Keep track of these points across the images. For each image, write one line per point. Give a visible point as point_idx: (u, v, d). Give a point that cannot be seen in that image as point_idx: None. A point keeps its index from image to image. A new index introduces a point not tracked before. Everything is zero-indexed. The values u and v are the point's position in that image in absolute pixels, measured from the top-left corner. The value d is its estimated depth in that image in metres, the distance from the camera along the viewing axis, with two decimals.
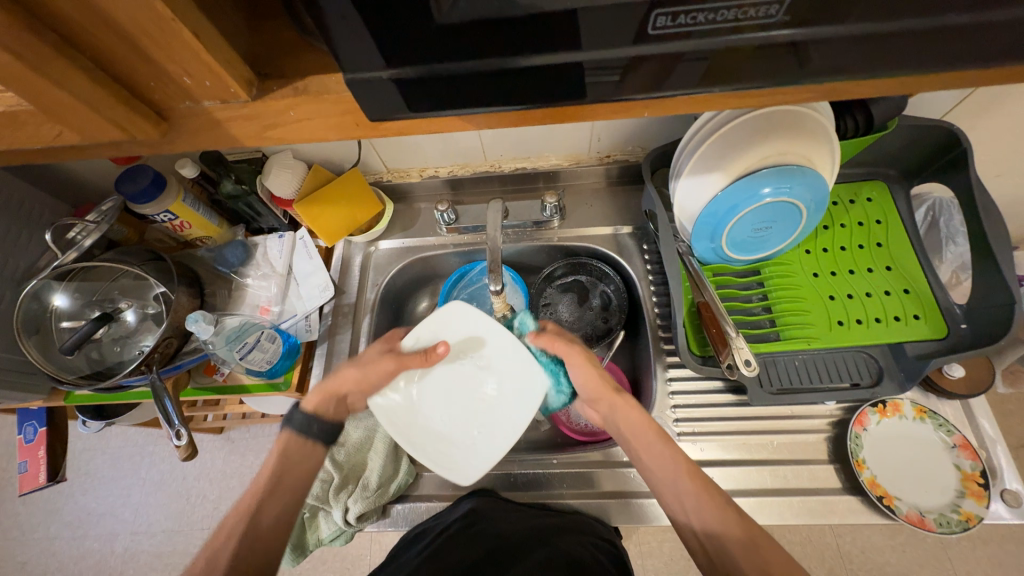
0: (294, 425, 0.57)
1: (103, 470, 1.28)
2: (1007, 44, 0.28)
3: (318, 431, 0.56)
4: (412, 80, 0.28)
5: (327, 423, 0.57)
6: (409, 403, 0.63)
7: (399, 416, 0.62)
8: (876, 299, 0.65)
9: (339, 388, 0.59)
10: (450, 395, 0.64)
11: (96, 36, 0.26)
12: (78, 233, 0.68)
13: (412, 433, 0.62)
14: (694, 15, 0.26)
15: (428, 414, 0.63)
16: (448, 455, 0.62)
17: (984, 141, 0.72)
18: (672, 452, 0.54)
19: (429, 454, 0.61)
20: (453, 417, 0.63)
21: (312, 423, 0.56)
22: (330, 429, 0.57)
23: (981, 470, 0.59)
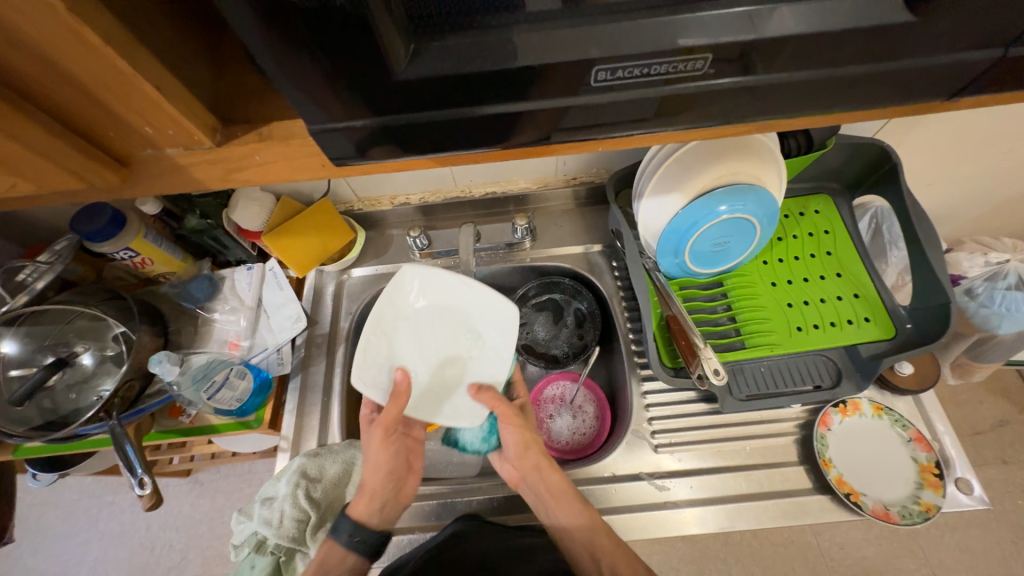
0: (341, 539, 0.59)
1: (57, 526, 1.18)
2: (913, 85, 0.31)
3: (360, 542, 0.58)
4: (373, 127, 0.29)
5: (370, 534, 0.59)
6: (394, 303, 0.64)
7: (389, 299, 0.64)
8: (829, 304, 0.69)
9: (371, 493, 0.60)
10: (428, 335, 0.65)
11: (54, 91, 0.26)
12: (28, 276, 0.65)
13: (387, 317, 0.64)
14: (634, 69, 0.28)
15: (406, 319, 0.65)
16: (371, 355, 0.62)
17: (914, 155, 0.79)
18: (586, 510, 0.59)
19: (379, 333, 0.63)
20: (415, 356, 0.64)
21: (355, 535, 0.58)
22: (372, 537, 0.59)
23: (936, 461, 0.63)
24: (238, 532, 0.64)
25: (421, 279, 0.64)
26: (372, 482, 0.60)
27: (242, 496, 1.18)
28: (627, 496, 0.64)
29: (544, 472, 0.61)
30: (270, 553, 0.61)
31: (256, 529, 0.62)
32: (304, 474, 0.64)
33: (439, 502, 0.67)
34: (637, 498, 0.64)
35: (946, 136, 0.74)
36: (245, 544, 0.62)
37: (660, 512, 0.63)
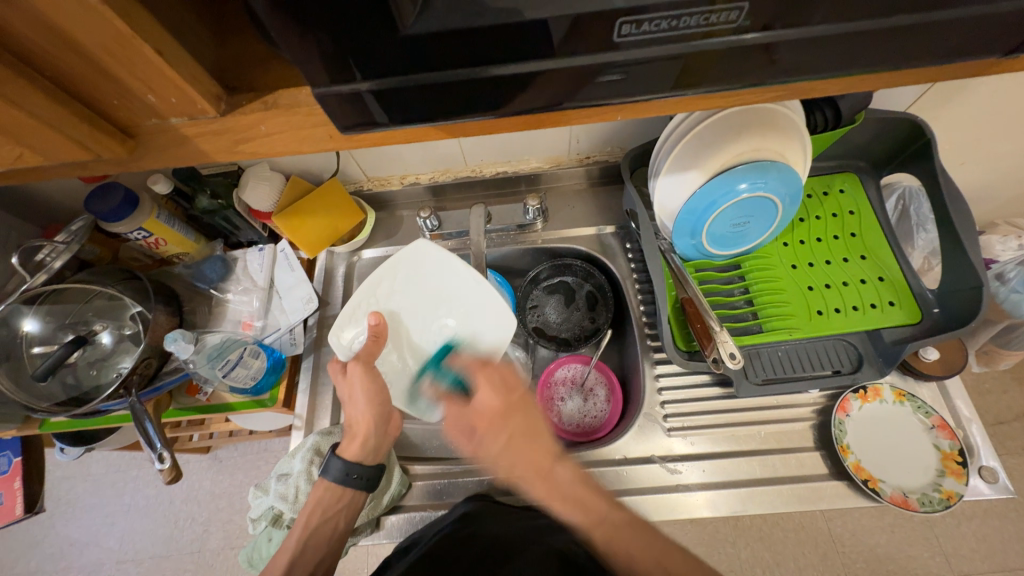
0: (331, 476, 0.58)
1: (85, 498, 1.23)
2: (958, 41, 0.29)
3: (358, 479, 0.58)
4: (384, 91, 0.28)
5: (365, 470, 0.59)
6: (392, 274, 0.64)
7: (388, 269, 0.64)
8: (852, 287, 0.67)
9: (360, 431, 0.59)
10: (416, 320, 0.64)
11: (54, 57, 0.25)
12: (47, 256, 0.66)
13: (382, 285, 0.64)
14: (661, 21, 0.26)
15: (402, 295, 0.64)
16: (351, 316, 0.63)
17: (948, 130, 0.74)
18: (607, 507, 0.51)
19: (365, 299, 0.63)
20: (399, 335, 0.64)
21: (349, 472, 0.58)
22: (369, 473, 0.59)
23: (959, 449, 0.61)
24: (255, 506, 0.65)
25: (429, 261, 0.64)
26: (359, 420, 0.59)
27: (259, 473, 1.21)
28: (638, 478, 0.64)
29: (545, 475, 0.53)
30: (286, 527, 0.63)
31: (272, 503, 0.64)
32: (318, 451, 0.65)
33: (451, 481, 0.68)
34: (644, 481, 0.64)
35: (984, 109, 0.70)
36: (262, 518, 0.64)
37: (672, 496, 0.63)
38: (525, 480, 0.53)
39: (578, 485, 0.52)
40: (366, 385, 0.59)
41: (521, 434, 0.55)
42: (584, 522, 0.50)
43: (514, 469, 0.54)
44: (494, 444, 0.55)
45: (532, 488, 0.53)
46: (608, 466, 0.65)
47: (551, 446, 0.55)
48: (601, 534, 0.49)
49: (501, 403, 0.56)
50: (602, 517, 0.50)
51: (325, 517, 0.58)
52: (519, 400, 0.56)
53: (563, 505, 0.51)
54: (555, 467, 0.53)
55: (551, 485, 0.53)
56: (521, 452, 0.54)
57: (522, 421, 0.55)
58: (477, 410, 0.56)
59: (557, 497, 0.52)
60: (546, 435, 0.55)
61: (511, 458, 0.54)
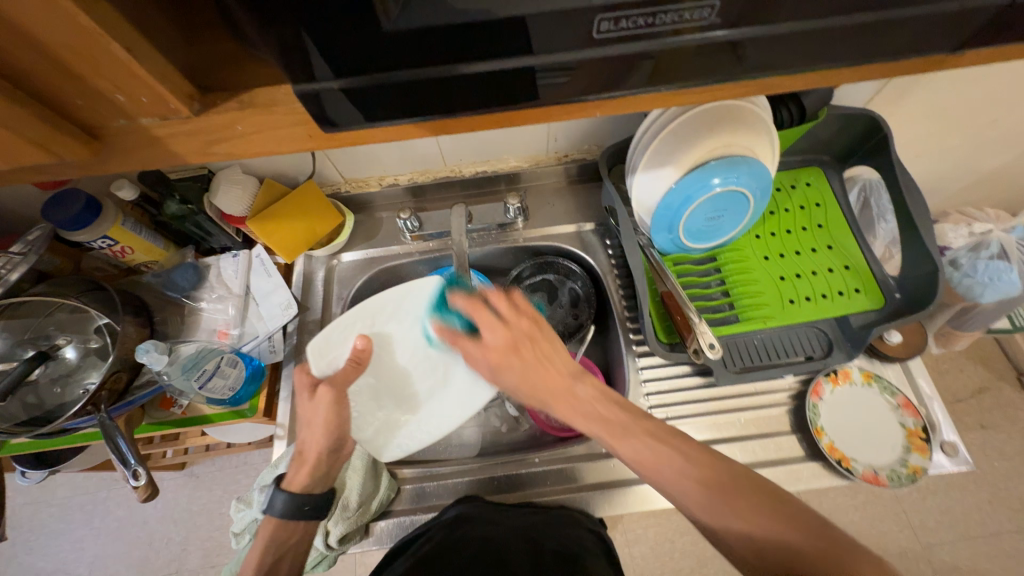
0: (278, 511, 0.55)
1: (50, 524, 1.17)
2: (911, 39, 0.30)
3: (311, 510, 0.56)
4: (367, 87, 0.28)
5: (318, 500, 0.57)
6: (396, 297, 0.61)
7: (390, 292, 0.61)
8: (821, 276, 0.70)
9: (311, 460, 0.56)
10: (403, 352, 0.63)
11: (11, 54, 0.24)
12: (1, 267, 0.62)
13: (381, 310, 0.61)
14: (639, 18, 0.27)
15: (400, 324, 0.62)
16: (330, 335, 0.57)
17: (903, 125, 0.79)
18: (629, 418, 0.53)
19: (359, 317, 0.60)
20: (383, 359, 0.62)
21: (301, 505, 0.56)
22: (321, 502, 0.57)
23: (923, 425, 0.65)
24: (237, 520, 0.64)
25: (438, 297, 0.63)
26: (312, 451, 0.56)
27: (239, 487, 1.17)
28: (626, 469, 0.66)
29: (570, 396, 0.55)
30: None
31: (256, 515, 0.62)
32: None
33: (438, 483, 0.67)
34: (627, 471, 0.66)
35: (935, 105, 0.74)
36: (245, 532, 0.62)
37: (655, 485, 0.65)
38: (548, 402, 0.56)
39: (597, 403, 0.54)
40: (331, 415, 0.56)
41: (535, 363, 0.56)
42: (607, 435, 0.52)
43: (534, 392, 0.56)
44: (508, 374, 0.57)
45: (553, 407, 0.56)
46: (593, 459, 0.66)
47: (570, 366, 0.56)
48: (625, 444, 0.51)
49: (507, 335, 0.56)
50: (624, 430, 0.52)
51: (278, 555, 0.55)
52: (525, 333, 0.56)
53: (584, 421, 0.54)
54: (576, 386, 0.55)
55: (571, 403, 0.55)
56: (539, 376, 0.55)
57: (531, 352, 0.56)
58: (485, 347, 0.57)
59: (579, 414, 0.54)
60: (561, 357, 0.57)
61: (529, 384, 0.56)
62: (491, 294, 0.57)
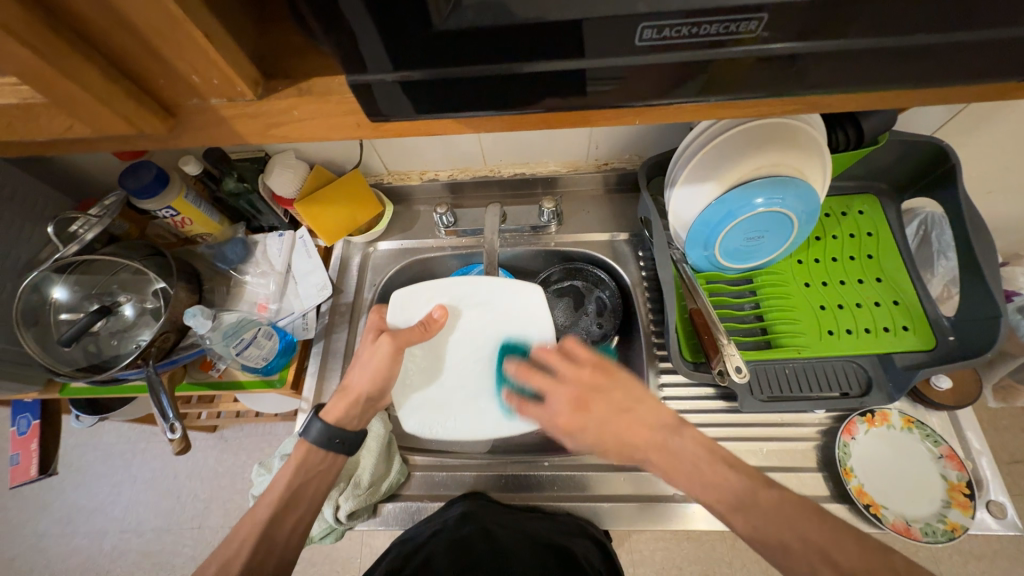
0: (313, 438, 0.58)
1: (94, 467, 1.27)
2: (983, 63, 0.29)
3: (340, 444, 0.59)
4: (415, 80, 0.30)
5: (347, 436, 0.59)
6: (488, 290, 0.67)
7: (485, 284, 0.68)
8: (866, 309, 0.66)
9: (354, 398, 0.60)
10: (468, 339, 0.66)
11: (108, 34, 0.27)
12: (79, 227, 0.68)
13: (468, 296, 0.67)
14: (680, 28, 0.27)
15: (478, 316, 0.67)
16: (416, 295, 0.66)
17: (974, 158, 0.74)
18: (746, 485, 0.49)
19: (444, 292, 0.67)
20: (447, 336, 0.66)
21: (331, 437, 0.58)
22: (351, 439, 0.60)
23: (967, 481, 0.60)
24: (258, 483, 0.67)
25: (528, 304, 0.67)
26: (357, 389, 0.60)
27: (262, 455, 1.24)
28: (636, 485, 0.65)
29: (674, 452, 0.52)
30: None
31: None
32: None
33: (449, 474, 0.68)
34: (639, 489, 0.64)
35: (1013, 138, 0.69)
36: None
37: (665, 505, 0.63)
38: (643, 457, 0.53)
39: (704, 463, 0.51)
40: (386, 364, 0.59)
41: (605, 414, 0.55)
42: (722, 508, 0.49)
43: (615, 448, 0.54)
44: (583, 438, 0.55)
45: (649, 462, 0.53)
46: (609, 471, 0.66)
47: (666, 419, 0.54)
48: (753, 517, 0.47)
49: (570, 391, 0.56)
50: (743, 503, 0.48)
51: (306, 478, 0.58)
52: (591, 381, 0.56)
53: (696, 486, 0.50)
54: (671, 440, 0.53)
55: (671, 459, 0.52)
56: (624, 431, 0.54)
57: (601, 405, 0.55)
58: (552, 412, 0.57)
59: (684, 474, 0.51)
60: (642, 407, 0.55)
61: (607, 438, 0.54)
62: (544, 353, 0.60)
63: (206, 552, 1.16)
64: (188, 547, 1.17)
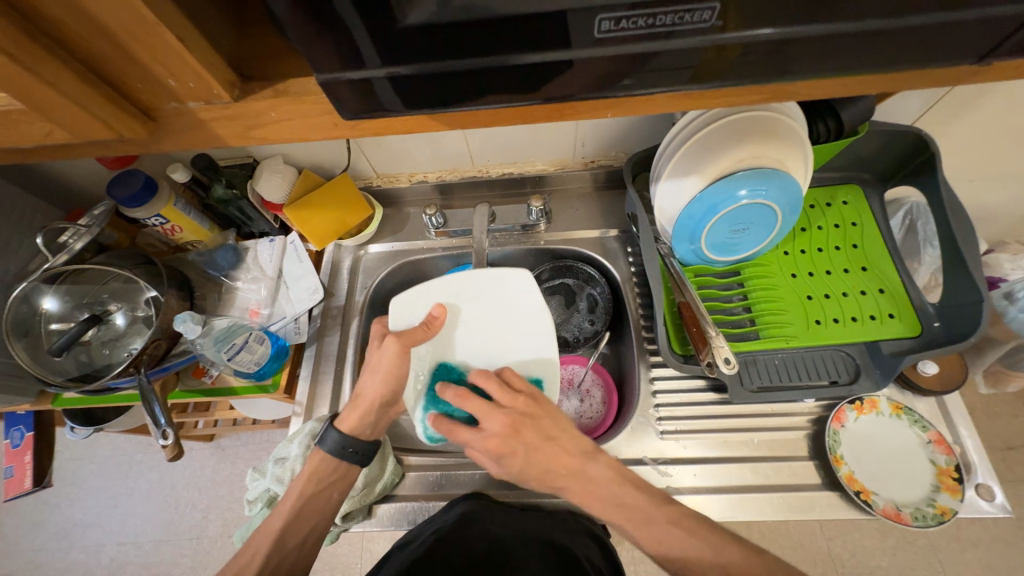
0: (328, 447, 0.59)
1: (90, 480, 1.26)
2: (944, 46, 0.29)
3: (353, 453, 0.59)
4: (388, 78, 0.30)
5: (361, 445, 0.60)
6: (483, 283, 0.67)
7: (477, 279, 0.67)
8: (852, 298, 0.67)
9: (366, 404, 0.60)
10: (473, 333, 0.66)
11: (84, 39, 0.27)
12: (68, 238, 0.68)
13: (465, 291, 0.67)
14: (638, 19, 0.28)
15: (476, 309, 0.66)
16: (415, 297, 0.66)
17: (955, 146, 0.75)
18: (653, 506, 0.51)
19: (440, 290, 0.66)
20: (451, 332, 0.65)
21: (346, 446, 0.59)
22: (365, 448, 0.60)
23: (956, 464, 0.60)
24: (252, 488, 0.67)
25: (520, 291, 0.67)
26: (370, 395, 0.59)
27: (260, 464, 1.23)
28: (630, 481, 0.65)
29: (589, 479, 0.53)
30: None
31: (268, 486, 0.65)
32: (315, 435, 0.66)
33: (444, 473, 0.69)
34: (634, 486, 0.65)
35: (991, 125, 0.70)
36: (258, 500, 0.65)
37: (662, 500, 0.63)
38: (559, 483, 0.54)
39: (616, 486, 0.53)
40: (395, 366, 0.59)
41: (536, 442, 0.54)
42: (627, 523, 0.51)
43: (537, 475, 0.54)
44: (511, 462, 0.55)
45: (567, 488, 0.54)
46: None
47: (583, 444, 0.55)
48: (647, 533, 0.50)
49: (507, 417, 0.55)
50: (648, 519, 0.51)
51: (319, 487, 0.59)
52: (523, 412, 0.56)
53: (605, 507, 0.52)
54: (590, 466, 0.54)
55: (586, 484, 0.53)
56: (547, 460, 0.54)
57: (533, 432, 0.54)
58: (483, 435, 0.55)
59: (595, 497, 0.53)
60: (565, 435, 0.55)
61: (534, 465, 0.54)
62: (481, 377, 0.57)
63: (205, 562, 1.15)
64: (187, 557, 1.16)
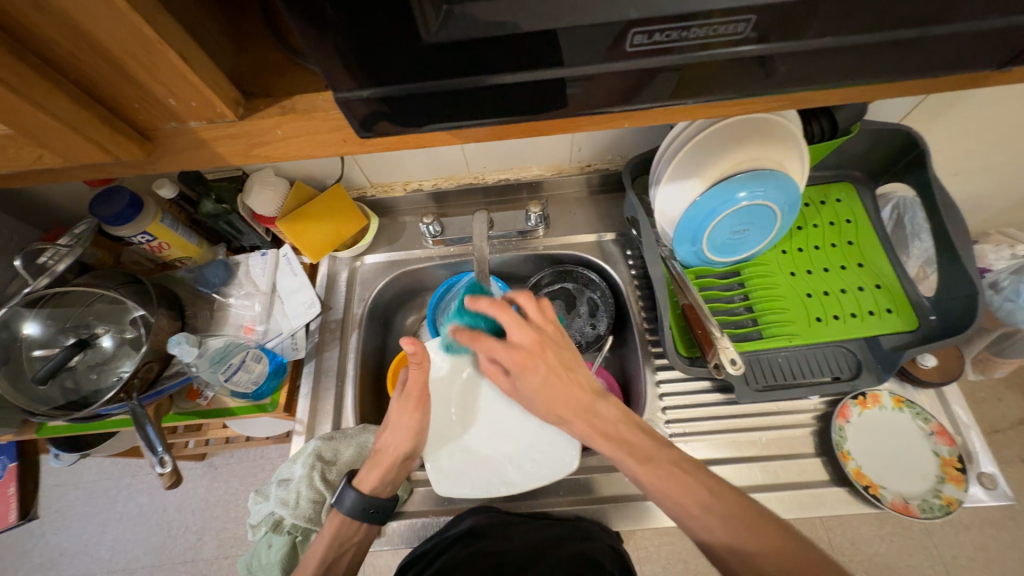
0: (347, 508, 0.57)
1: (76, 506, 1.21)
2: (954, 55, 0.30)
3: (375, 513, 0.58)
4: (404, 95, 0.29)
5: (381, 504, 0.59)
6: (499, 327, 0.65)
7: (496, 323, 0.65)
8: (850, 294, 0.68)
9: (386, 463, 0.59)
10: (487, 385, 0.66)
11: (75, 57, 0.26)
12: (49, 259, 0.66)
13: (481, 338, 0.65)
14: (667, 33, 0.27)
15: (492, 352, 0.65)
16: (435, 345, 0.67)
17: (941, 142, 0.76)
18: (654, 446, 0.52)
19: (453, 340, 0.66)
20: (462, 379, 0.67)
21: (367, 507, 0.58)
22: (385, 506, 0.59)
23: (958, 455, 0.62)
24: (255, 512, 0.65)
25: None
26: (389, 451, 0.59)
27: (255, 481, 1.20)
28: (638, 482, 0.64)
29: (596, 412, 0.55)
30: (286, 533, 0.62)
31: (272, 509, 0.63)
32: (320, 456, 0.65)
33: None
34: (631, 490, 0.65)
35: (976, 122, 0.72)
36: (262, 525, 0.63)
37: None
38: (568, 417, 0.56)
39: (621, 425, 0.54)
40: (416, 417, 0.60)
41: (556, 370, 0.56)
42: (629, 459, 0.52)
43: (552, 402, 0.56)
44: (530, 378, 0.56)
45: (575, 422, 0.56)
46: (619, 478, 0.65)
47: (593, 384, 0.57)
48: (649, 469, 0.51)
49: (535, 337, 0.56)
50: (648, 455, 0.51)
51: (340, 551, 0.57)
52: (554, 336, 0.57)
53: (608, 443, 0.53)
54: (599, 406, 0.55)
55: (594, 421, 0.55)
56: (558, 392, 0.56)
57: (559, 357, 0.56)
58: (510, 348, 0.55)
59: (598, 432, 0.55)
60: (582, 370, 0.57)
61: (550, 395, 0.56)
62: (520, 295, 0.58)
63: None
64: None
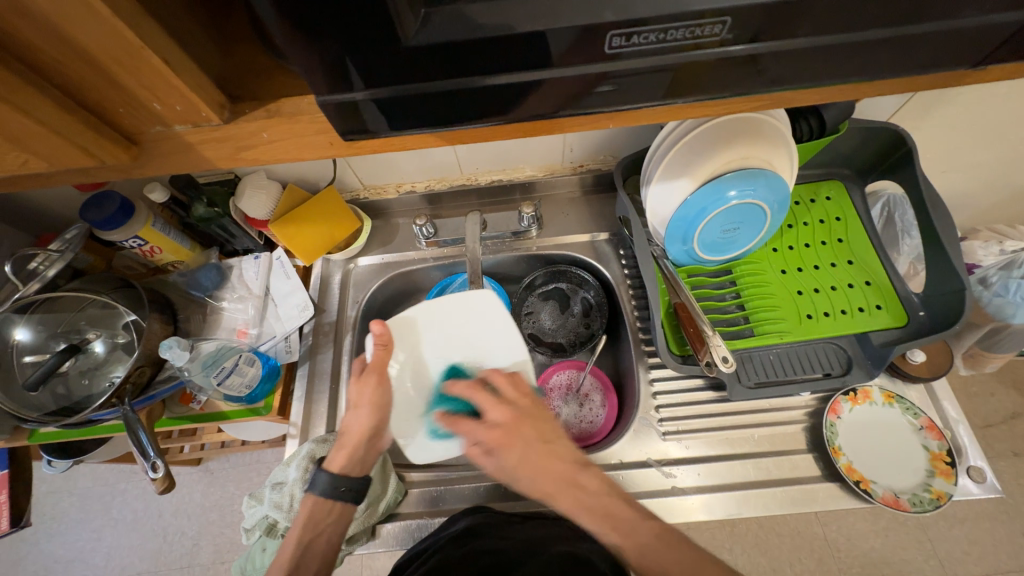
0: (319, 489, 0.58)
1: (71, 513, 1.21)
2: (931, 54, 0.30)
3: (347, 491, 0.58)
4: (389, 97, 0.29)
5: (353, 482, 0.58)
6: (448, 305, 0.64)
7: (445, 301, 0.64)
8: (841, 291, 0.68)
9: (354, 440, 0.59)
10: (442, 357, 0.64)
11: (59, 63, 0.26)
12: (39, 264, 0.64)
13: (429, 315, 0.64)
14: (648, 34, 0.28)
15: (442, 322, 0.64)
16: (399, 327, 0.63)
17: (929, 139, 0.77)
18: (638, 516, 0.49)
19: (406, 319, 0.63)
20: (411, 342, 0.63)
21: (336, 485, 0.57)
22: (357, 485, 0.58)
23: (947, 449, 0.62)
24: (250, 516, 0.65)
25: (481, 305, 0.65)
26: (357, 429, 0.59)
27: (251, 485, 1.20)
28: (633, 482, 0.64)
29: (578, 490, 0.51)
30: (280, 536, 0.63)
31: (266, 512, 0.63)
32: (313, 459, 0.64)
33: (447, 488, 0.68)
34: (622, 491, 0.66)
35: (962, 119, 0.73)
36: (256, 528, 0.63)
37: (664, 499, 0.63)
38: (552, 495, 0.51)
39: (605, 498, 0.50)
40: (376, 395, 0.60)
41: (529, 451, 0.53)
42: (613, 534, 0.48)
43: (534, 484, 0.51)
44: (507, 458, 0.53)
45: (558, 500, 0.51)
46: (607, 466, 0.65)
47: (570, 454, 0.53)
48: (631, 545, 0.47)
49: (511, 412, 0.55)
50: (631, 525, 0.48)
51: (315, 531, 0.56)
52: (529, 411, 0.55)
53: (591, 518, 0.49)
54: (580, 476, 0.52)
55: (578, 495, 0.50)
56: (539, 466, 0.52)
57: (532, 429, 0.54)
58: (483, 427, 0.54)
59: (583, 508, 0.49)
60: (562, 441, 0.54)
61: (527, 470, 0.52)
62: (494, 375, 0.59)
63: None
64: None
